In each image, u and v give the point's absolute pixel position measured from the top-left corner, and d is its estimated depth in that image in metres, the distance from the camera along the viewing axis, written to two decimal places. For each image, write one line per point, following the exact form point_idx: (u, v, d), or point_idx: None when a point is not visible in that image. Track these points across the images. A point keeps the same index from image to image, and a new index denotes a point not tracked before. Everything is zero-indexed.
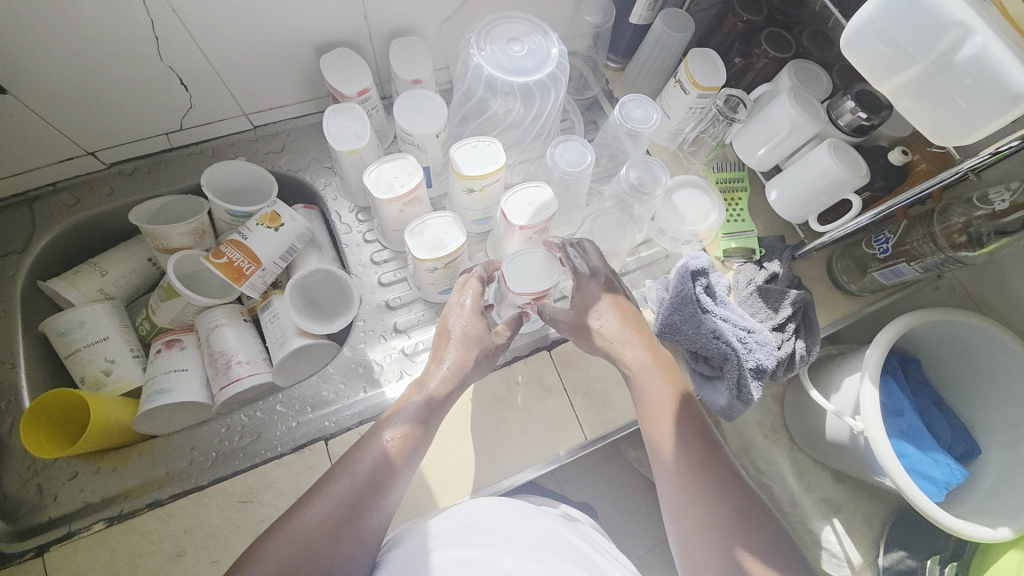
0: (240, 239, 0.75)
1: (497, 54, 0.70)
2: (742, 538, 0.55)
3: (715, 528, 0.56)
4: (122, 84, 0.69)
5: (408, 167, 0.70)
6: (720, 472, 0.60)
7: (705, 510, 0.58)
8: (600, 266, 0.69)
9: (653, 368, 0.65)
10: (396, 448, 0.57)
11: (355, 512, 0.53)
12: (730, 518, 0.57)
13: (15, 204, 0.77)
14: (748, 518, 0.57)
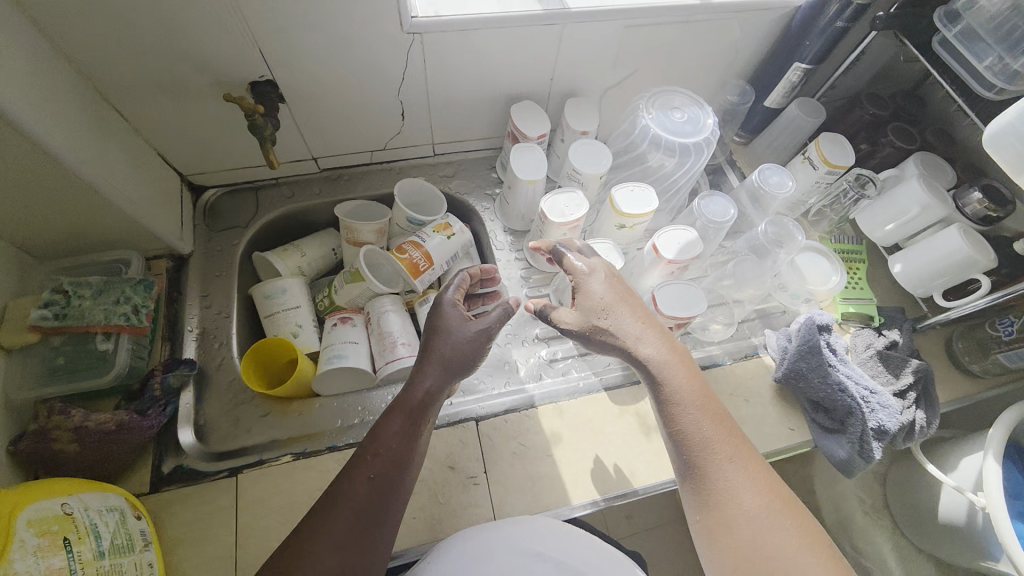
0: (422, 243, 0.89)
1: (662, 118, 0.83)
2: (738, 532, 0.58)
3: (727, 518, 0.59)
4: (361, 112, 0.86)
5: (576, 200, 0.82)
6: (711, 469, 0.61)
7: (715, 508, 0.60)
8: (597, 262, 0.71)
9: (671, 361, 0.65)
10: (422, 400, 0.62)
11: (387, 486, 0.58)
12: (754, 521, 0.58)
13: (245, 191, 0.95)
14: (757, 518, 0.58)
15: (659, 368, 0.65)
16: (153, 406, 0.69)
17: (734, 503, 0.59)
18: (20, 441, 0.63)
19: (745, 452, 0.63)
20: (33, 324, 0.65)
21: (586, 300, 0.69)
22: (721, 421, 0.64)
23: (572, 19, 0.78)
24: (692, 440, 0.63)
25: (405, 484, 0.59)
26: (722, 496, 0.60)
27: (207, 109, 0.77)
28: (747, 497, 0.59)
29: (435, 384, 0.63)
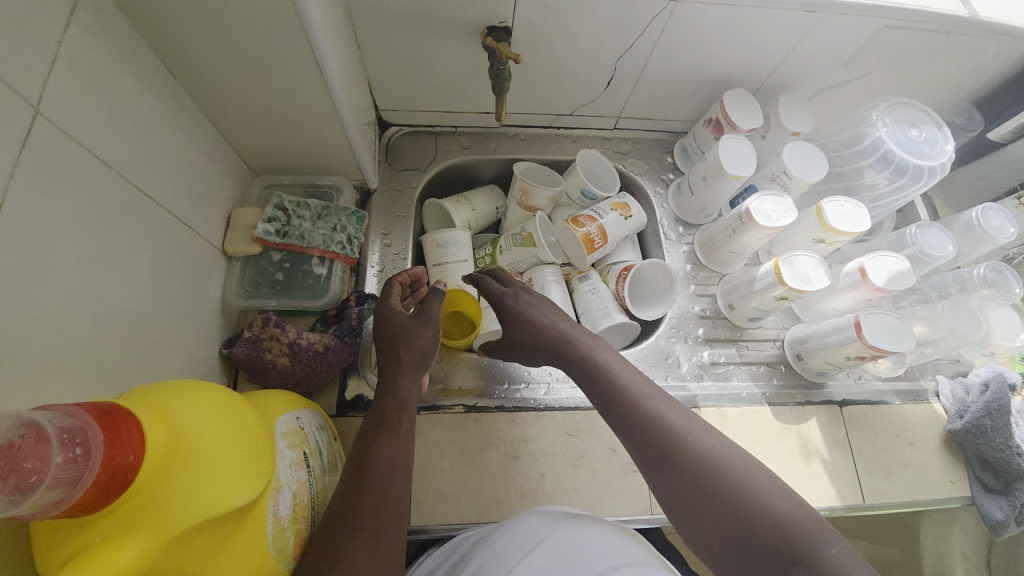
0: (599, 218, 0.87)
1: (898, 134, 0.77)
2: (723, 495, 0.50)
3: (702, 489, 0.51)
4: (570, 71, 0.82)
5: (784, 205, 0.78)
6: (628, 421, 0.58)
7: (682, 487, 0.52)
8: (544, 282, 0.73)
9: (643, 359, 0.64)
10: (401, 401, 0.59)
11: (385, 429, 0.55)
12: (698, 480, 0.52)
13: (424, 134, 0.93)
14: (664, 452, 0.54)
15: (626, 375, 0.62)
16: (350, 334, 0.70)
17: (659, 447, 0.55)
18: (237, 345, 0.66)
19: (655, 398, 0.59)
20: (261, 238, 0.67)
21: (540, 333, 0.67)
22: (650, 389, 0.60)
23: (833, 9, 0.72)
24: (604, 411, 0.61)
25: (396, 483, 0.53)
26: (652, 454, 0.55)
27: (430, 44, 0.75)
28: (655, 439, 0.55)
29: (409, 385, 0.59)
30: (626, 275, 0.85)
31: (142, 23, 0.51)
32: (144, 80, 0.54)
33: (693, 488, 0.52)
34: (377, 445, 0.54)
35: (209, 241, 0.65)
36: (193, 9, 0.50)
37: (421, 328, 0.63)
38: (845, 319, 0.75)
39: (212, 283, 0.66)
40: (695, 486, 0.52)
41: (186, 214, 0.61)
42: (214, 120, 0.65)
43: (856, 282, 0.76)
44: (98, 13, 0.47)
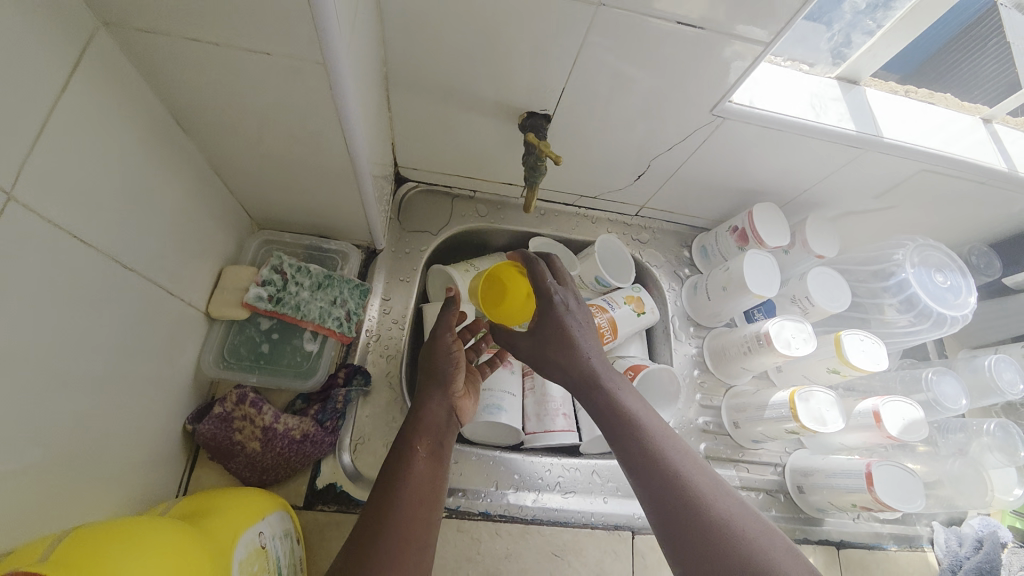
0: (610, 309, 0.84)
1: (924, 279, 0.75)
2: (715, 528, 0.48)
3: (688, 518, 0.49)
4: (602, 160, 0.79)
5: (804, 332, 0.75)
6: (628, 440, 0.55)
7: (669, 508, 0.50)
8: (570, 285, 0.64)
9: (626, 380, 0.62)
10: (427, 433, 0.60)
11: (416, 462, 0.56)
12: (690, 508, 0.49)
13: (440, 194, 0.89)
14: (663, 475, 0.52)
15: (636, 406, 0.58)
16: (332, 418, 0.64)
17: (655, 470, 0.52)
18: (204, 423, 0.58)
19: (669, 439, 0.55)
20: (251, 303, 0.61)
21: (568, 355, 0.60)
22: (663, 424, 0.57)
23: (878, 147, 0.70)
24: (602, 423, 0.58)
25: (422, 508, 0.53)
26: (647, 475, 0.52)
27: (464, 117, 0.71)
28: (656, 461, 0.53)
29: (436, 417, 0.61)
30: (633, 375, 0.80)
31: (156, 82, 0.45)
32: (154, 137, 0.48)
33: (678, 515, 0.49)
34: (414, 473, 0.55)
35: (191, 305, 0.58)
36: (220, 76, 0.45)
37: (440, 364, 0.66)
38: (854, 463, 0.72)
39: (188, 349, 0.59)
40: (683, 516, 0.49)
41: (169, 279, 0.54)
42: (219, 172, 0.59)
43: (869, 424, 0.73)
44: (110, 72, 0.41)
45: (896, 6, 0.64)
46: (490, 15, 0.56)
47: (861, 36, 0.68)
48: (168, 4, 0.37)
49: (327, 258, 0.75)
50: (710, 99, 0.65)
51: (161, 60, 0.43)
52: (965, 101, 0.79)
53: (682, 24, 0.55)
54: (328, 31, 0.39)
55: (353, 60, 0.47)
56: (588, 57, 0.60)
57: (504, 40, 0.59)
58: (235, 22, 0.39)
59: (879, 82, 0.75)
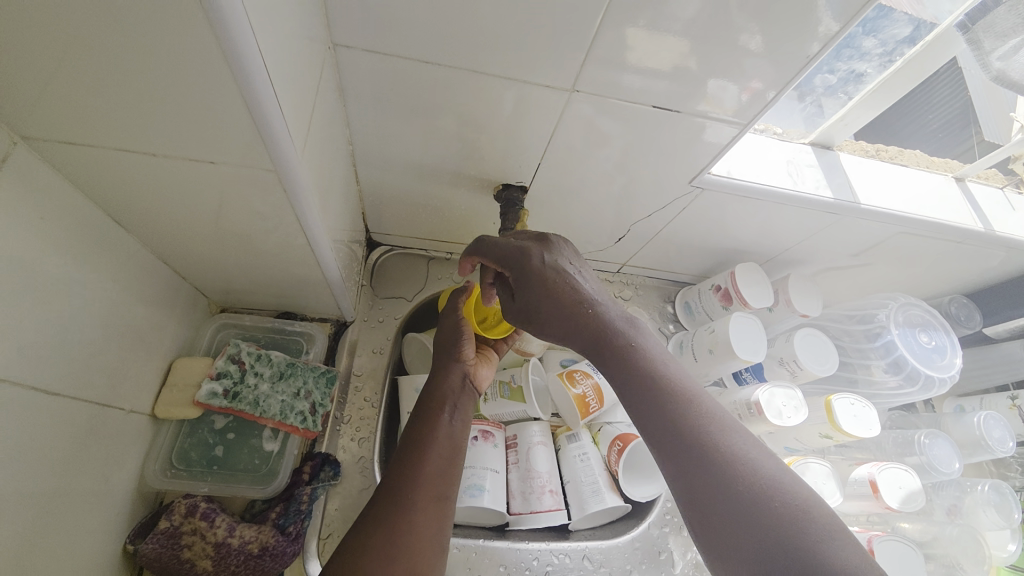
0: (595, 375, 0.80)
1: (909, 339, 0.76)
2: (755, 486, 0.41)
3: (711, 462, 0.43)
4: (580, 225, 0.78)
5: (793, 399, 0.73)
6: (651, 393, 0.48)
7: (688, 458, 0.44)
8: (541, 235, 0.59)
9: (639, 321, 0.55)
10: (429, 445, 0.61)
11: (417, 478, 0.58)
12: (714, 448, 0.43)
13: (417, 256, 0.86)
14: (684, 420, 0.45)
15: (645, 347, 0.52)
16: (295, 522, 0.58)
17: (673, 413, 0.46)
18: (146, 543, 0.52)
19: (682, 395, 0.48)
20: (203, 401, 0.56)
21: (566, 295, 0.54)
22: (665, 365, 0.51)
23: (855, 212, 0.71)
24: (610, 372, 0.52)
25: (422, 521, 0.56)
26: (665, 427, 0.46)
27: (438, 189, 0.70)
28: (671, 407, 0.46)
29: (439, 430, 0.62)
30: (621, 445, 0.76)
31: (91, 191, 0.43)
32: (89, 242, 0.45)
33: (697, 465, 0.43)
34: (430, 462, 0.60)
35: (133, 411, 0.54)
36: (164, 183, 0.42)
37: (444, 376, 0.68)
38: (854, 536, 0.70)
39: (130, 456, 0.54)
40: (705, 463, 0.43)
41: (107, 385, 0.50)
42: (169, 262, 0.56)
43: (865, 493, 0.70)
44: (33, 188, 0.39)
45: (866, 80, 0.65)
46: (459, 99, 0.55)
47: (833, 104, 0.69)
48: (99, 124, 0.36)
49: (292, 340, 0.70)
50: (690, 172, 0.66)
51: (96, 169, 0.40)
52: (936, 157, 0.81)
53: (659, 109, 0.57)
54: (280, 139, 0.38)
55: (312, 153, 0.46)
56: (561, 134, 0.60)
57: (474, 121, 0.58)
58: (173, 138, 0.37)
59: (854, 144, 0.77)
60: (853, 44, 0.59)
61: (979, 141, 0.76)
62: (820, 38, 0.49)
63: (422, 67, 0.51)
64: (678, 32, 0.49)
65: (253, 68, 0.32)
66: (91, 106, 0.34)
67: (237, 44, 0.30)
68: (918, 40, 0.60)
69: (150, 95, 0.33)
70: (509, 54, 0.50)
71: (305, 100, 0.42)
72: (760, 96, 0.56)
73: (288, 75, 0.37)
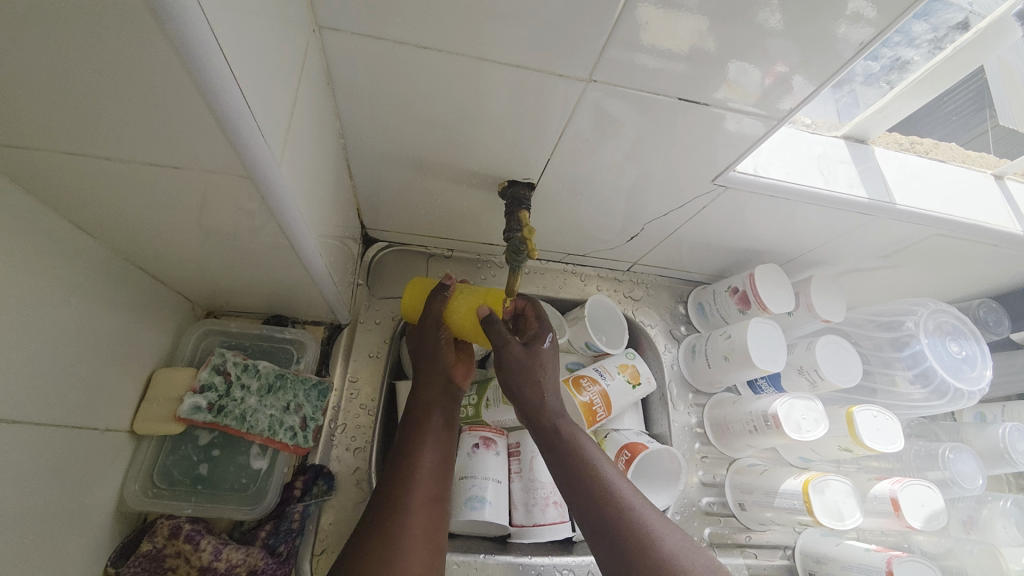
0: (602, 380, 0.74)
1: (939, 348, 0.74)
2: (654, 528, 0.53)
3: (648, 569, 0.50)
4: (590, 221, 0.73)
5: (813, 412, 0.70)
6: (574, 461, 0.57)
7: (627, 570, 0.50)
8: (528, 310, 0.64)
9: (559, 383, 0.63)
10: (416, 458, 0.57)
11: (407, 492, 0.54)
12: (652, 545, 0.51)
13: (415, 253, 0.81)
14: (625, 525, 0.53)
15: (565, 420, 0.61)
16: (286, 542, 0.56)
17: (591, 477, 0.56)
18: (126, 566, 0.50)
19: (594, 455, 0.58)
20: (186, 416, 0.54)
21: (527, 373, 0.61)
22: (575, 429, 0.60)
23: (891, 214, 0.66)
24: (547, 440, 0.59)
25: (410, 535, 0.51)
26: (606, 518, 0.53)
27: (437, 186, 0.65)
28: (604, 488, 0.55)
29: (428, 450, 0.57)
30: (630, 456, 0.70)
31: (44, 196, 0.38)
32: (49, 250, 0.41)
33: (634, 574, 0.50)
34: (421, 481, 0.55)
35: (110, 429, 0.50)
36: (125, 189, 0.38)
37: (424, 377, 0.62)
38: (871, 556, 0.65)
39: (109, 475, 0.50)
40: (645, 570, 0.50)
41: (79, 403, 0.46)
42: (145, 267, 0.52)
43: (885, 510, 0.67)
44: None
45: (912, 69, 0.59)
46: (461, 89, 0.50)
47: (872, 95, 0.63)
48: (40, 125, 0.31)
49: (280, 348, 0.66)
50: (712, 169, 0.61)
51: (46, 173, 0.35)
52: (969, 150, 0.75)
53: (683, 99, 0.51)
54: (252, 144, 0.33)
55: (295, 153, 0.41)
56: (573, 128, 0.55)
57: (476, 113, 0.53)
58: (128, 141, 0.32)
59: (887, 136, 0.71)
60: (904, 30, 0.53)
61: (995, 127, 0.72)
62: (856, 22, 0.44)
63: (420, 53, 0.46)
64: (694, 8, 0.42)
65: (211, 66, 0.27)
66: (28, 108, 0.29)
67: (190, 39, 0.25)
68: (970, 27, 0.55)
69: (96, 94, 0.28)
70: (516, 38, 0.44)
71: (283, 96, 0.37)
72: (784, 81, 0.50)
73: (258, 68, 0.32)
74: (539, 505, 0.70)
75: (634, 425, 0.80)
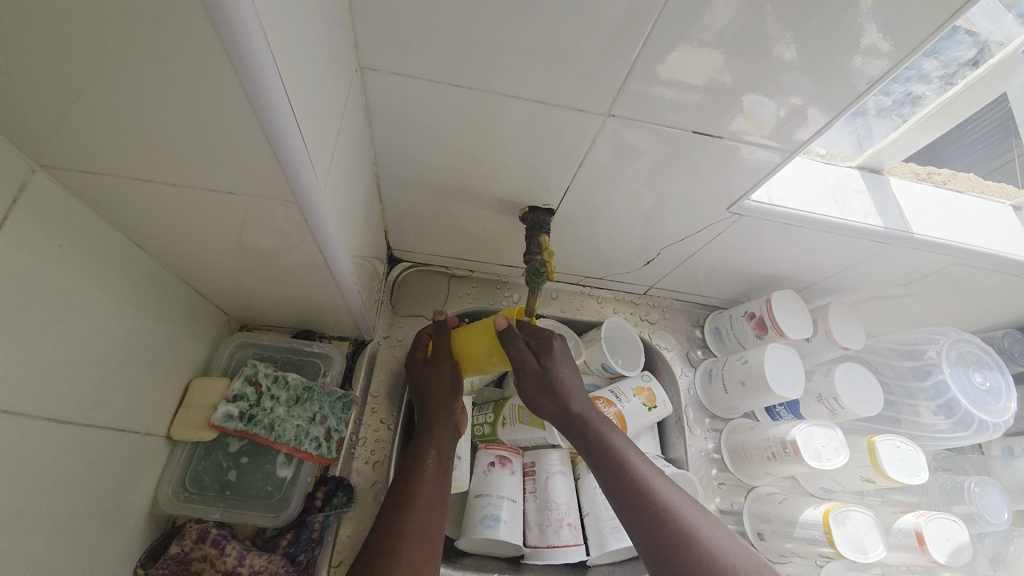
0: (618, 403, 0.75)
1: (962, 378, 0.73)
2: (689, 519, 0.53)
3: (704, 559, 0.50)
4: (607, 246, 0.75)
5: (833, 440, 0.69)
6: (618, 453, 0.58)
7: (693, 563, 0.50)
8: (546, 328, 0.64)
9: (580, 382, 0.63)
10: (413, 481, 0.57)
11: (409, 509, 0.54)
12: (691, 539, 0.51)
13: (437, 273, 0.84)
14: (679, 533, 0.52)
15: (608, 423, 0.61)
16: (305, 552, 0.57)
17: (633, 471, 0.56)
18: (155, 568, 0.52)
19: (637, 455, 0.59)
20: (218, 424, 0.57)
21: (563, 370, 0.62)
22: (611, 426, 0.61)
23: (907, 243, 0.66)
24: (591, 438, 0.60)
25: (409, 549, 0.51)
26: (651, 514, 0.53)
27: (462, 209, 0.68)
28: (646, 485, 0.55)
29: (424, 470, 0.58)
30: None
31: (110, 216, 0.42)
32: (109, 265, 0.45)
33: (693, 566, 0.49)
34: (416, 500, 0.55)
35: (148, 433, 0.53)
36: (181, 210, 0.41)
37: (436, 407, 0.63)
38: None
39: (145, 479, 0.53)
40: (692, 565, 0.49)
41: (124, 407, 0.49)
42: (189, 281, 0.55)
43: (910, 545, 0.65)
44: (53, 215, 0.38)
45: (924, 103, 0.60)
46: (487, 121, 0.53)
47: (885, 127, 0.64)
48: (118, 152, 0.35)
49: (308, 361, 0.69)
50: (728, 197, 0.63)
51: (117, 197, 0.40)
52: (989, 181, 0.76)
53: (697, 132, 0.54)
54: (300, 171, 0.36)
55: (334, 179, 0.44)
56: (593, 156, 0.58)
57: (500, 144, 0.56)
58: (191, 169, 0.36)
59: (903, 166, 0.72)
60: (914, 65, 0.55)
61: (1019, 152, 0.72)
62: (866, 52, 0.46)
63: (450, 89, 0.49)
64: (710, 43, 0.45)
65: (274, 105, 0.31)
66: (109, 137, 0.33)
67: (260, 84, 0.29)
68: (980, 64, 0.57)
69: (171, 129, 0.32)
70: (540, 76, 0.48)
71: (329, 127, 0.40)
72: (800, 113, 0.52)
73: (309, 105, 0.36)
74: (554, 527, 0.70)
75: (650, 449, 0.80)
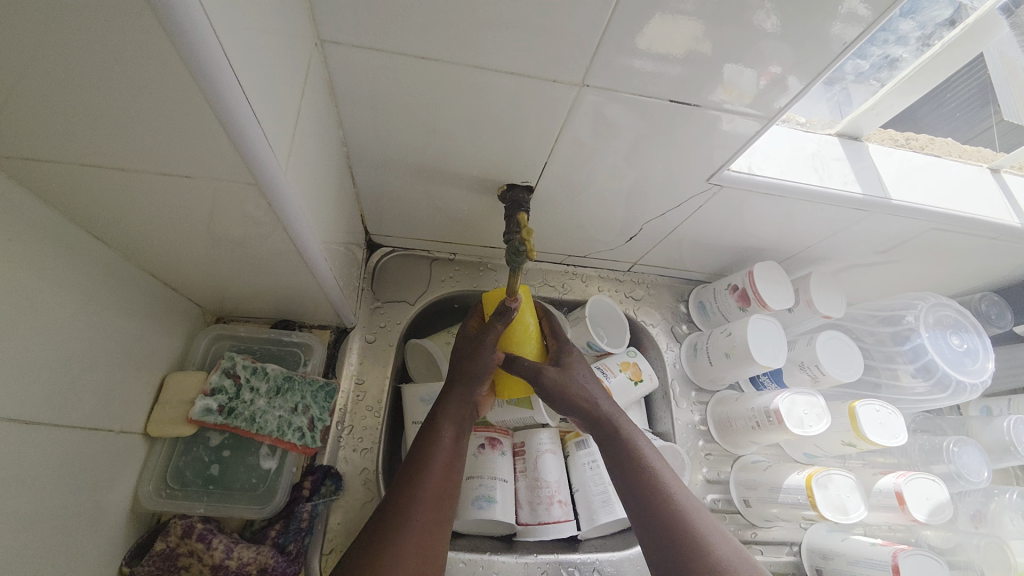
0: (604, 379, 0.75)
1: (939, 342, 0.74)
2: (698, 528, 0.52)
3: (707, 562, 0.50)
4: (589, 223, 0.74)
5: (815, 407, 0.70)
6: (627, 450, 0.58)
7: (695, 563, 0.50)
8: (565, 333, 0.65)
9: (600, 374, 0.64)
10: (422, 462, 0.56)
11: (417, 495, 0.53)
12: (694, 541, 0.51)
13: (418, 257, 0.82)
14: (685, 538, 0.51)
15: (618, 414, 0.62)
16: (295, 541, 0.57)
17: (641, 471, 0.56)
18: (141, 565, 0.52)
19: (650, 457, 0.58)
20: (197, 418, 0.56)
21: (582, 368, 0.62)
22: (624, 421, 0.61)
23: (886, 210, 0.67)
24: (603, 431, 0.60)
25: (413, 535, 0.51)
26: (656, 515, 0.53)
27: (439, 190, 0.66)
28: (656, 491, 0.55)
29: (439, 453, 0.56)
30: None
31: (63, 208, 0.40)
32: (68, 260, 0.43)
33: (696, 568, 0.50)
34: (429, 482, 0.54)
35: (124, 431, 0.52)
36: (141, 199, 0.40)
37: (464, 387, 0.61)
38: (878, 550, 0.64)
39: (124, 477, 0.52)
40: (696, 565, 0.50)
41: (95, 406, 0.48)
42: (157, 274, 0.53)
43: (890, 504, 0.67)
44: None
45: (901, 67, 0.60)
46: (458, 98, 0.52)
47: (863, 92, 0.64)
48: (62, 139, 0.33)
49: (288, 351, 0.68)
50: (707, 169, 0.62)
51: (67, 187, 0.38)
52: (967, 145, 0.76)
53: (676, 102, 0.53)
54: (257, 152, 0.34)
55: (299, 161, 0.42)
56: (569, 131, 0.56)
57: (473, 120, 0.54)
58: (142, 155, 0.34)
59: (882, 132, 0.72)
60: (890, 28, 0.54)
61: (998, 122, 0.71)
62: (843, 18, 0.44)
63: (417, 64, 0.47)
64: (687, 10, 0.43)
65: (221, 82, 0.29)
66: (49, 121, 0.31)
67: (202, 57, 0.27)
68: (957, 24, 0.56)
69: (115, 112, 0.30)
70: (510, 48, 0.46)
71: (287, 105, 0.38)
72: (779, 81, 0.51)
73: (263, 81, 0.34)
74: (545, 504, 0.71)
75: (637, 423, 0.81)
